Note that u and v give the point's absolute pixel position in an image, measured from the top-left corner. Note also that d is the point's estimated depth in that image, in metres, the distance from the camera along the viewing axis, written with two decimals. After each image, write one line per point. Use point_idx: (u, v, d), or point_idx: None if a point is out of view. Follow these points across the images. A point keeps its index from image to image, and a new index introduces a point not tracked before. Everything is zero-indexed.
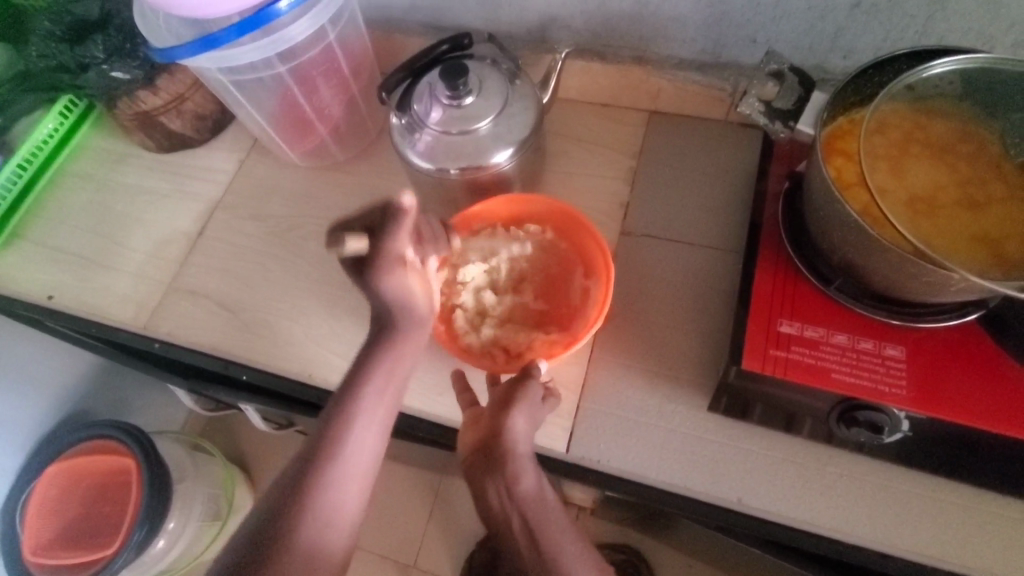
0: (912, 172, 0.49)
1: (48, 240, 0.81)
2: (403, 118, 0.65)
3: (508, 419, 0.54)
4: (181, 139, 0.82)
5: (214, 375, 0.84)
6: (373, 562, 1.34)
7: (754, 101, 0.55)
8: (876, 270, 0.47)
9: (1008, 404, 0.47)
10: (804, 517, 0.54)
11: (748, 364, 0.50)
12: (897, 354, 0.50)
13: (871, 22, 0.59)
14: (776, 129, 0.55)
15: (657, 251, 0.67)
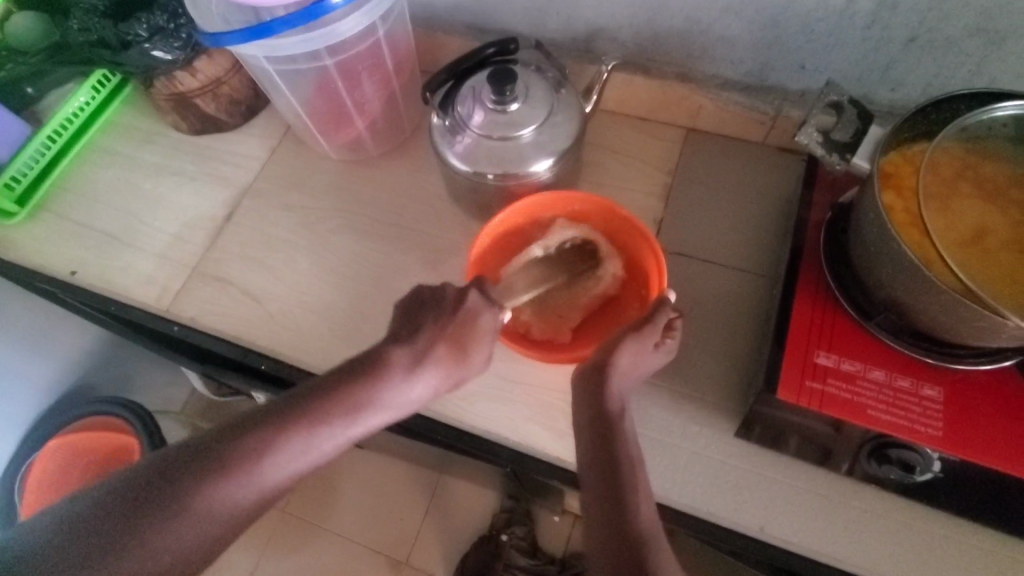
0: (961, 212, 0.49)
1: (74, 214, 0.80)
2: (446, 119, 0.65)
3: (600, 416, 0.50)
4: (214, 122, 0.81)
5: (227, 361, 0.83)
6: (366, 556, 1.34)
7: (811, 132, 0.54)
8: (923, 309, 0.46)
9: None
10: (825, 549, 0.53)
11: (784, 395, 0.50)
12: (934, 395, 0.49)
13: (923, 58, 0.58)
14: (831, 161, 0.53)
15: (691, 271, 0.67)
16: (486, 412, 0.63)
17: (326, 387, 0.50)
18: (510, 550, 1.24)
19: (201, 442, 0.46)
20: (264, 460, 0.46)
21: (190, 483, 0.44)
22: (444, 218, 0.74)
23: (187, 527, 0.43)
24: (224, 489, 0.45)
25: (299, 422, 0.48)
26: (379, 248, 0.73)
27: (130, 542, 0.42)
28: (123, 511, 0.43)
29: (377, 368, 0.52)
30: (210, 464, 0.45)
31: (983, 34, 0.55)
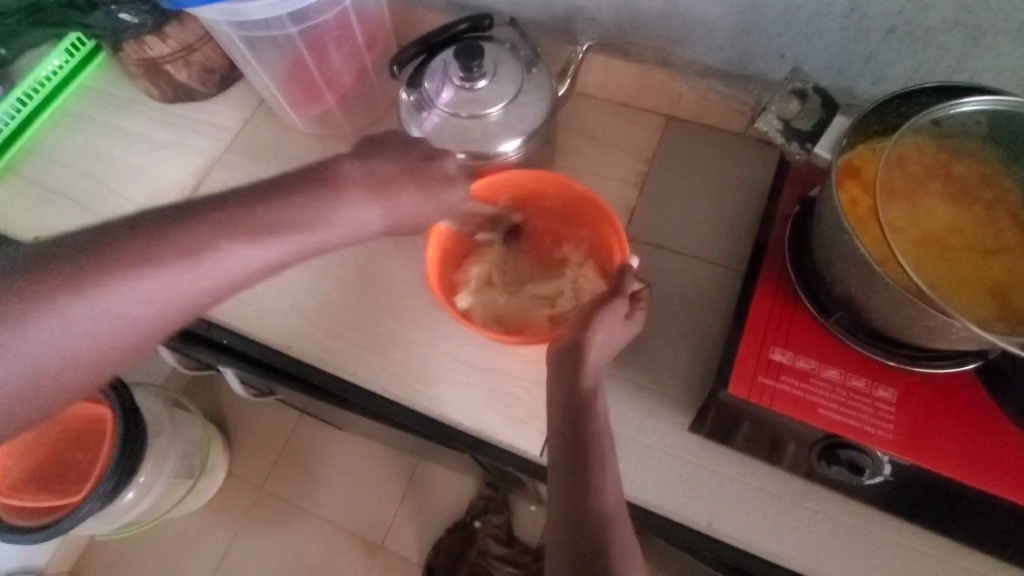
0: (925, 210, 0.47)
1: (42, 178, 0.79)
2: (413, 95, 0.63)
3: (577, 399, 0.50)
4: (187, 91, 0.80)
5: (192, 334, 0.79)
6: (340, 536, 1.34)
7: (771, 119, 0.55)
8: (878, 308, 0.45)
9: (999, 464, 0.46)
10: (772, 549, 0.52)
11: (735, 391, 0.49)
12: (888, 397, 0.48)
13: (903, 50, 0.56)
14: (792, 148, 0.54)
15: (659, 261, 0.65)
16: (442, 395, 0.62)
17: (157, 222, 0.50)
18: (485, 538, 1.25)
19: (130, 229, 0.49)
20: (135, 265, 0.48)
21: (107, 260, 0.47)
22: None
23: (70, 325, 0.46)
24: (134, 240, 0.49)
25: (124, 263, 0.48)
26: None
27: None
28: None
29: (239, 216, 0.52)
30: (73, 284, 0.46)
31: (964, 27, 0.52)
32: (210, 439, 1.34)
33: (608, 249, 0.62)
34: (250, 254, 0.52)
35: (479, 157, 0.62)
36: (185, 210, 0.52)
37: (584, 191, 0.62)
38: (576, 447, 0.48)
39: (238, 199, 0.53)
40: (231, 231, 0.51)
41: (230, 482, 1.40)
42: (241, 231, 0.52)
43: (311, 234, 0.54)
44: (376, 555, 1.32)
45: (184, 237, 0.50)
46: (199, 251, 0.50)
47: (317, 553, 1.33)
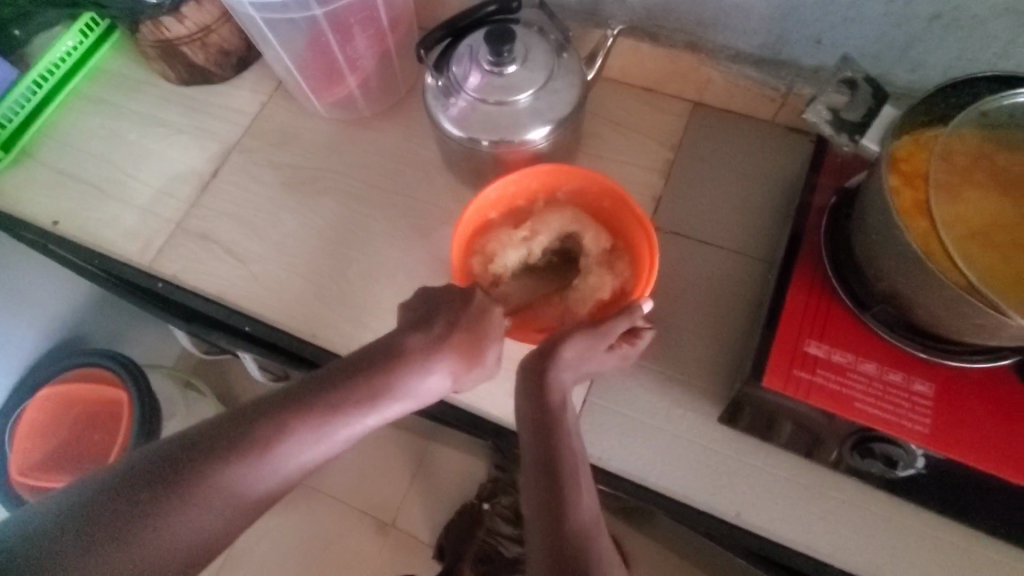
0: (972, 203, 0.46)
1: (56, 162, 0.77)
2: (440, 79, 0.62)
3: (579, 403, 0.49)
4: (203, 73, 0.78)
5: (212, 320, 0.79)
6: (353, 517, 1.36)
7: (820, 109, 0.50)
8: (923, 303, 0.44)
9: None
10: (797, 537, 0.53)
11: (770, 383, 0.49)
12: (924, 391, 0.48)
13: (946, 38, 0.55)
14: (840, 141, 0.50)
15: (685, 252, 0.65)
16: (469, 384, 0.62)
17: (232, 439, 0.44)
18: (494, 518, 1.24)
19: (197, 447, 0.44)
20: (267, 462, 0.45)
21: (195, 488, 0.42)
22: (437, 184, 0.72)
23: (190, 520, 0.41)
24: (219, 470, 0.43)
25: (258, 438, 0.45)
26: (371, 214, 0.71)
27: (105, 551, 0.39)
28: (97, 532, 0.39)
29: (353, 390, 0.49)
30: (204, 464, 0.43)
31: (1013, 14, 0.51)
32: None
33: (639, 258, 0.61)
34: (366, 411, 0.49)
35: (506, 145, 0.61)
36: (286, 403, 0.47)
37: (623, 194, 0.61)
38: (552, 464, 0.47)
39: (334, 375, 0.49)
40: (317, 410, 0.47)
41: None
42: (339, 401, 0.48)
43: (419, 396, 0.51)
44: (388, 535, 1.34)
45: (264, 456, 0.45)
46: (311, 423, 0.47)
47: (331, 534, 1.35)
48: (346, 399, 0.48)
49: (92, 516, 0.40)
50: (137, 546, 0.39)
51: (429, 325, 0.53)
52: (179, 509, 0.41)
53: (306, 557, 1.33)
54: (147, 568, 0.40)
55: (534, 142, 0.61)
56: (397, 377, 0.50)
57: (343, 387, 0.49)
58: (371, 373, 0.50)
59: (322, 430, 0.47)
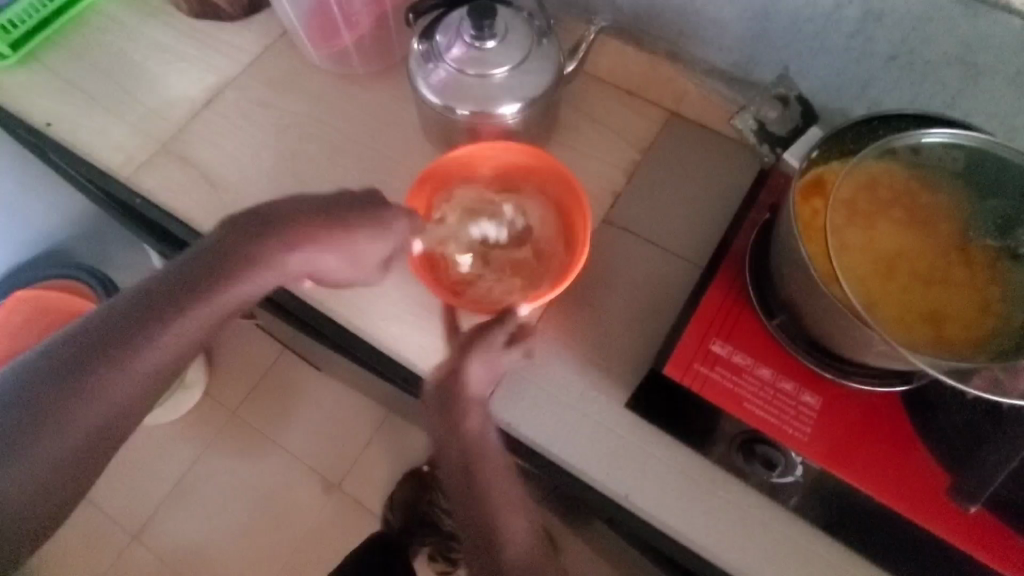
0: (883, 234, 0.49)
1: (61, 69, 0.81)
2: (424, 45, 0.64)
3: None
4: (214, 9, 0.82)
5: (180, 243, 0.81)
6: (300, 471, 1.36)
7: (747, 118, 0.61)
8: (812, 314, 0.48)
9: (898, 480, 0.50)
10: (681, 529, 0.54)
11: (670, 372, 0.54)
12: (810, 402, 0.53)
13: (901, 80, 0.58)
14: (763, 150, 0.62)
15: (632, 247, 0.67)
16: (402, 336, 0.64)
17: (126, 336, 0.51)
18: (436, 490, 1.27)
19: (116, 322, 0.52)
20: (144, 337, 0.52)
21: (113, 346, 0.51)
22: (413, 147, 0.75)
23: (127, 376, 0.51)
24: (121, 333, 0.51)
25: (153, 320, 0.52)
26: (345, 164, 0.74)
27: (73, 397, 0.49)
28: (44, 395, 0.48)
29: (208, 283, 0.54)
30: (116, 343, 0.51)
31: (961, 64, 0.54)
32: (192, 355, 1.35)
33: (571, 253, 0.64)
34: (248, 287, 0.56)
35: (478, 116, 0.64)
36: (164, 286, 0.53)
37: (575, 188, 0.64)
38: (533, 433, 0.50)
39: (190, 270, 0.54)
40: (184, 297, 0.53)
41: (203, 403, 1.43)
42: (201, 288, 0.54)
43: (282, 271, 0.58)
44: (332, 494, 1.35)
45: (145, 332, 0.52)
46: (168, 308, 0.53)
47: (276, 484, 1.36)
48: (210, 290, 0.54)
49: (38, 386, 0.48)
50: (84, 410, 0.49)
51: (261, 220, 0.58)
52: (97, 364, 0.50)
53: (247, 502, 1.34)
54: (108, 410, 0.50)
55: (503, 117, 0.64)
56: (276, 248, 0.58)
57: (179, 280, 0.54)
58: (221, 270, 0.55)
59: (189, 312, 0.53)
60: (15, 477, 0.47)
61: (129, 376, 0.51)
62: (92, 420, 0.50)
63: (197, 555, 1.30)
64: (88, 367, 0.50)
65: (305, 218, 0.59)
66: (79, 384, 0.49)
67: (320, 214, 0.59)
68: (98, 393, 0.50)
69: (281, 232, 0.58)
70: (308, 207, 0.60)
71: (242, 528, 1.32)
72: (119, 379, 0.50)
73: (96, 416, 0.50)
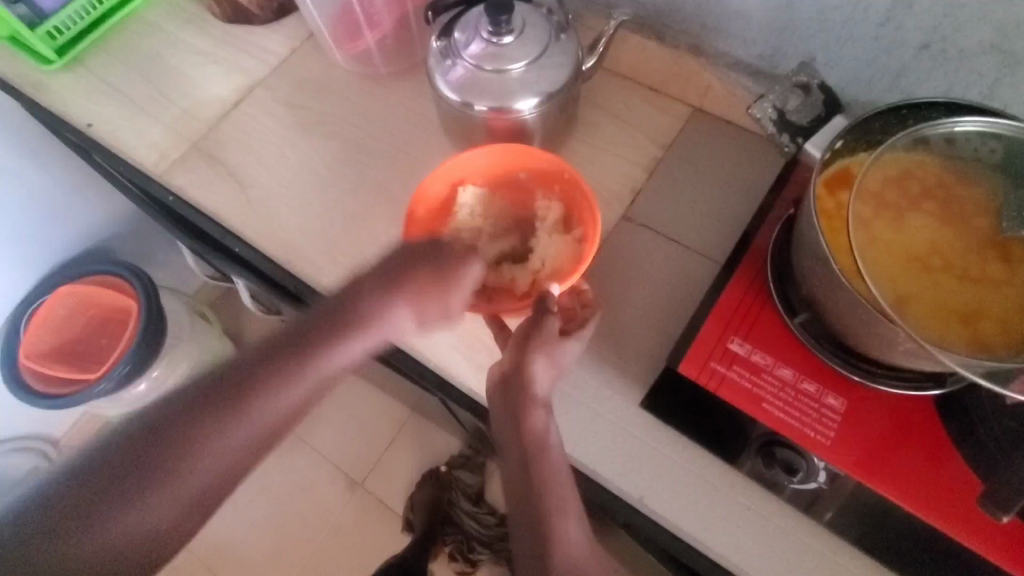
0: (913, 228, 0.46)
1: (102, 72, 0.85)
2: (443, 42, 0.65)
3: (529, 359, 0.53)
4: (246, 13, 0.85)
5: (211, 240, 0.84)
6: (325, 469, 1.38)
7: (766, 107, 0.61)
8: (834, 311, 0.46)
9: (929, 489, 0.48)
10: (696, 534, 0.52)
11: (685, 369, 0.53)
12: (835, 405, 0.51)
13: (934, 69, 0.55)
14: (784, 140, 0.62)
15: (650, 245, 0.66)
16: (418, 331, 0.64)
17: (188, 417, 0.44)
18: (456, 490, 1.28)
19: (180, 416, 0.44)
20: (223, 425, 0.45)
21: (155, 453, 0.43)
22: (433, 145, 0.76)
23: (169, 489, 0.43)
24: (197, 427, 0.44)
25: (272, 372, 0.46)
26: (367, 162, 0.75)
27: (137, 494, 0.42)
28: (110, 477, 0.42)
29: (307, 356, 0.47)
30: (208, 417, 0.45)
31: (999, 51, 0.51)
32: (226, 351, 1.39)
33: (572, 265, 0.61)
34: (354, 347, 0.48)
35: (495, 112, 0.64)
36: (274, 347, 0.47)
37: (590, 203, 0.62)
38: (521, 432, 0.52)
39: (281, 342, 0.47)
40: (285, 364, 0.47)
41: (234, 400, 1.46)
42: (323, 349, 0.47)
43: (377, 333, 0.49)
44: (355, 492, 1.36)
45: (251, 404, 0.46)
46: (274, 386, 0.46)
47: (302, 482, 1.38)
48: (349, 346, 0.48)
49: (98, 465, 0.42)
50: (179, 483, 0.43)
51: (399, 263, 0.50)
52: (164, 457, 0.43)
53: (273, 498, 1.37)
54: (176, 496, 0.44)
55: (519, 112, 0.64)
56: (369, 305, 0.49)
57: (299, 342, 0.47)
58: (337, 319, 0.48)
59: (305, 373, 0.47)
60: (101, 544, 0.41)
61: (201, 470, 0.44)
62: (183, 497, 0.44)
63: (225, 547, 1.33)
64: (123, 474, 0.42)
65: (424, 278, 0.50)
66: (137, 485, 0.42)
67: (430, 277, 0.50)
68: (139, 496, 0.42)
69: (397, 289, 0.50)
70: (395, 264, 0.50)
71: (269, 522, 1.35)
72: (171, 487, 0.43)
73: (121, 540, 0.42)
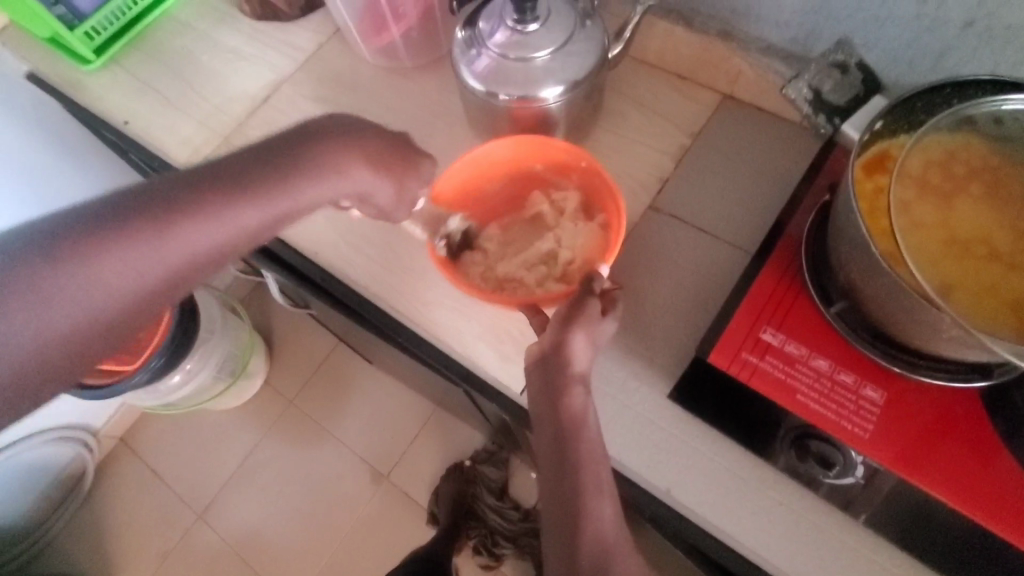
0: (958, 212, 0.44)
1: (137, 71, 0.87)
2: (467, 32, 0.64)
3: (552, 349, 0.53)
4: (274, 10, 0.86)
5: None
6: (351, 461, 1.40)
7: (801, 87, 0.58)
8: (874, 299, 0.44)
9: (973, 484, 0.46)
10: (725, 528, 0.50)
11: (715, 360, 0.52)
12: (874, 397, 0.49)
13: (980, 49, 0.52)
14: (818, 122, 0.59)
15: (677, 234, 0.64)
16: (444, 321, 0.64)
17: (163, 204, 0.45)
18: (481, 486, 1.29)
19: (142, 197, 0.45)
20: (199, 216, 0.46)
21: (136, 242, 0.43)
22: (457, 138, 0.76)
23: (142, 260, 0.43)
24: (186, 213, 0.45)
25: (240, 189, 0.48)
26: None
27: (95, 258, 0.41)
28: (49, 254, 0.40)
29: (294, 173, 0.51)
30: (116, 242, 0.42)
31: None
32: (255, 345, 1.42)
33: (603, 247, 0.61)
34: (319, 186, 0.53)
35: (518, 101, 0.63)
36: (260, 155, 0.51)
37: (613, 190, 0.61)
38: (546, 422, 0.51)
39: (272, 151, 0.51)
40: (266, 172, 0.50)
41: (263, 391, 1.49)
42: (298, 164, 0.52)
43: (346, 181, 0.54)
44: (381, 484, 1.38)
45: (204, 217, 0.46)
46: (255, 176, 0.49)
47: (330, 473, 1.40)
48: (285, 173, 0.51)
49: None
50: (95, 284, 0.41)
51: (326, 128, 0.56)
52: (147, 237, 0.43)
53: (302, 489, 1.39)
54: (61, 333, 0.40)
55: (544, 101, 0.63)
56: (328, 157, 0.54)
57: (286, 147, 0.52)
58: (275, 168, 0.51)
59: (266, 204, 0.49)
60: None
61: (175, 253, 0.45)
62: (112, 296, 0.42)
63: (255, 535, 1.36)
64: (83, 238, 0.41)
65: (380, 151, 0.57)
66: (100, 250, 0.42)
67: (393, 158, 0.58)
68: (94, 263, 0.41)
69: (348, 147, 0.55)
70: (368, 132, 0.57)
71: (297, 512, 1.37)
72: (137, 272, 0.43)
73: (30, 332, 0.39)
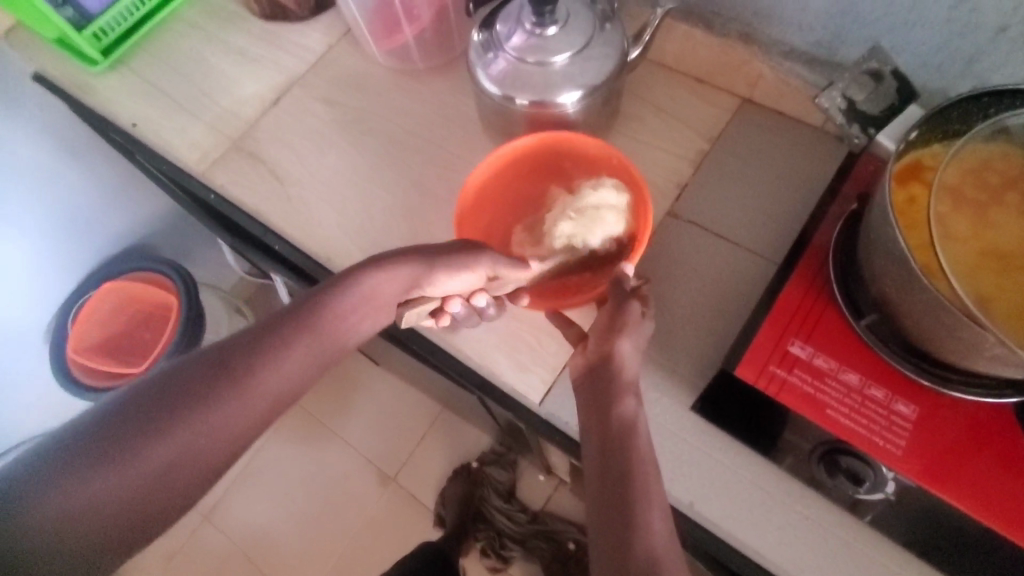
0: (996, 225, 0.43)
1: (145, 72, 0.86)
2: (484, 35, 0.63)
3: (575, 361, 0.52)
4: (283, 10, 0.85)
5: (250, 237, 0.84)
6: (358, 464, 1.39)
7: (835, 96, 0.57)
8: (910, 313, 0.43)
9: (1008, 501, 0.45)
10: (751, 542, 0.50)
11: (742, 373, 0.51)
12: (905, 413, 0.48)
13: (1012, 53, 0.51)
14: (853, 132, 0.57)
15: (698, 241, 0.63)
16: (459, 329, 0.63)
17: (250, 344, 0.47)
18: (489, 488, 1.28)
19: (233, 343, 0.47)
20: (277, 355, 0.47)
21: (225, 385, 0.44)
22: (471, 142, 0.75)
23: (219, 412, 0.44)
24: (268, 359, 0.47)
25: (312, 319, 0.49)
26: (405, 158, 0.75)
27: (183, 418, 0.42)
28: (143, 416, 0.41)
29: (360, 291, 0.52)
30: (209, 394, 0.43)
31: None
32: None
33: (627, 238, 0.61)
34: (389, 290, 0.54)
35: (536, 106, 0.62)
36: (335, 280, 0.52)
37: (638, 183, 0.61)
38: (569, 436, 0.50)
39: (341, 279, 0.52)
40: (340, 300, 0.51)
41: None
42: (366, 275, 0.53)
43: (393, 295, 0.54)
44: (388, 487, 1.37)
45: (291, 344, 0.48)
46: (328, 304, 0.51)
47: (337, 475, 1.39)
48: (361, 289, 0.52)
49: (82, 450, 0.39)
50: (147, 461, 0.40)
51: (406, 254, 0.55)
52: (235, 388, 0.44)
53: (309, 491, 1.38)
54: (157, 475, 0.40)
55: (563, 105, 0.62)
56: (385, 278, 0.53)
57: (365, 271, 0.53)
58: (349, 290, 0.52)
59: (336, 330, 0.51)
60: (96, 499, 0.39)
61: (256, 393, 0.45)
62: (196, 447, 0.42)
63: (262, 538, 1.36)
64: (178, 400, 0.43)
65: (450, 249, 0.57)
66: (191, 403, 0.43)
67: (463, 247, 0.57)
68: (194, 413, 0.42)
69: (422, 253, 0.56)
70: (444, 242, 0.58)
71: (304, 515, 1.36)
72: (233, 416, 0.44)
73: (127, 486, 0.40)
